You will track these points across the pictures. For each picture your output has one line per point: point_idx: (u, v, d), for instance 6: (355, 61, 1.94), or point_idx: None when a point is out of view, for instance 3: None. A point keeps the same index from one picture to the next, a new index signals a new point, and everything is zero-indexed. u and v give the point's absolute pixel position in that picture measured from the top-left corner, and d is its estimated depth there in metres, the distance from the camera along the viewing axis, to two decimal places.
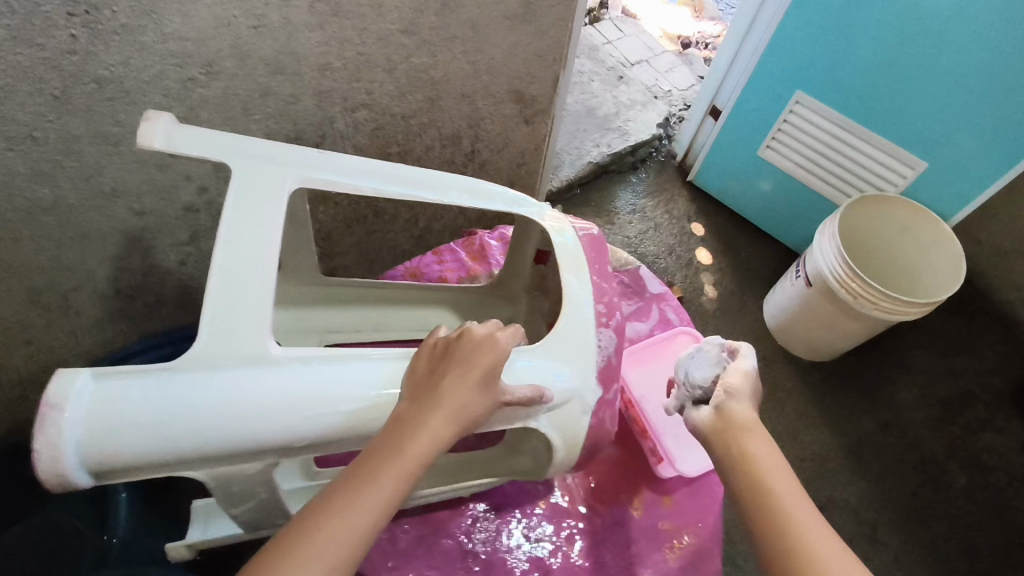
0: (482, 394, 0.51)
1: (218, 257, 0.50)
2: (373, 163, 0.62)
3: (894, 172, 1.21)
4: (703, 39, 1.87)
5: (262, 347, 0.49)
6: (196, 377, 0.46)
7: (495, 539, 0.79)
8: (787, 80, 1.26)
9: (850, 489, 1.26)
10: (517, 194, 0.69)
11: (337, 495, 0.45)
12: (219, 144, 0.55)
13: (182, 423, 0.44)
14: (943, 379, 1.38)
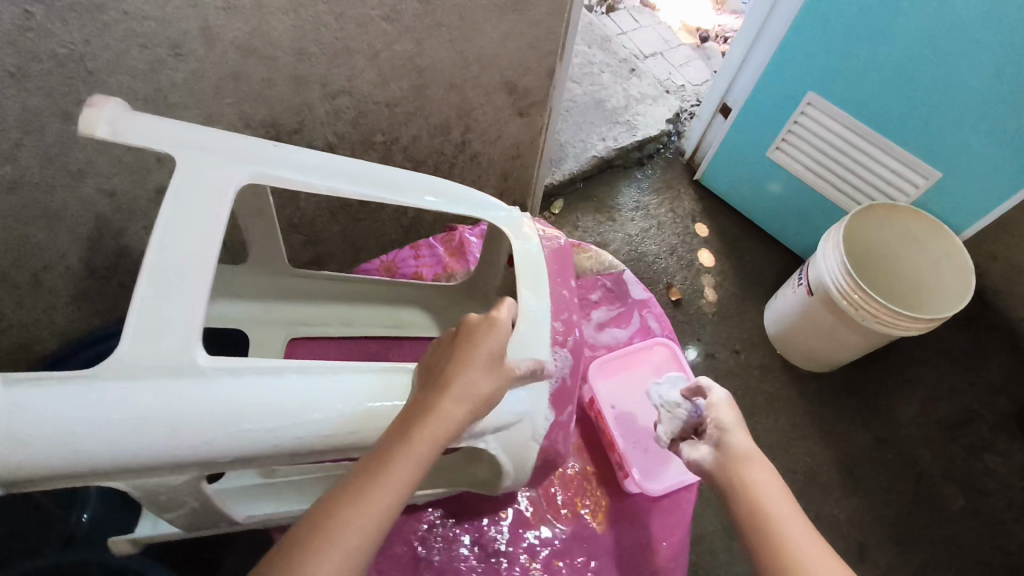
0: (485, 376, 0.55)
1: (149, 260, 0.49)
2: (333, 161, 0.61)
3: (906, 181, 1.17)
4: (723, 33, 1.81)
5: (189, 356, 0.47)
6: (115, 387, 0.45)
7: (450, 548, 0.77)
8: (799, 80, 1.22)
9: (840, 505, 1.23)
10: (482, 200, 0.70)
11: (363, 477, 0.48)
12: (167, 139, 0.53)
13: (97, 436, 0.44)
14: (946, 397, 1.33)
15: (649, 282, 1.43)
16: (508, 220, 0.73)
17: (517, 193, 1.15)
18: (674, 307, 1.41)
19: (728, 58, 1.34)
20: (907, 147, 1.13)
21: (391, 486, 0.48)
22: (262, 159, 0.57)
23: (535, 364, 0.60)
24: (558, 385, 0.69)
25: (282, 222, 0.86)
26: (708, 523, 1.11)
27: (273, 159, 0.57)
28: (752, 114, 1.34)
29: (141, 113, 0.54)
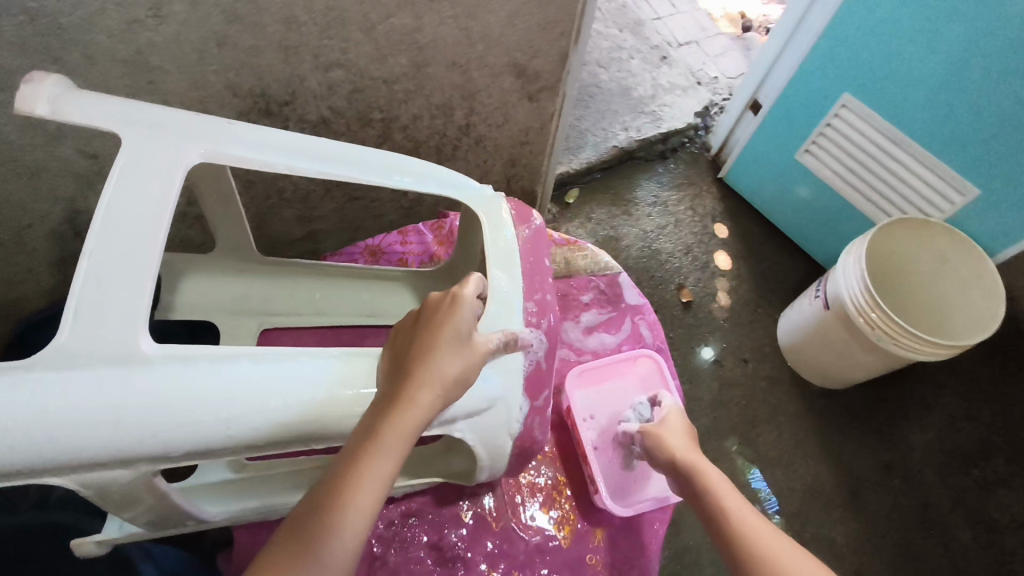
0: (454, 357, 0.50)
1: (91, 241, 0.47)
2: (298, 142, 0.59)
3: (941, 195, 1.10)
4: (766, 24, 1.72)
5: (131, 342, 0.46)
6: (54, 375, 0.44)
7: (406, 548, 0.71)
8: (836, 80, 1.14)
9: (838, 528, 1.18)
10: (452, 177, 0.67)
11: (336, 480, 0.45)
12: (112, 113, 0.52)
13: (35, 426, 0.42)
14: (964, 426, 1.27)
15: (661, 282, 1.39)
16: (487, 201, 0.69)
17: (527, 180, 1.11)
18: (684, 309, 1.36)
19: (763, 52, 1.27)
20: (947, 160, 1.06)
21: (367, 489, 0.45)
22: (218, 134, 0.55)
23: (506, 338, 0.56)
24: (534, 370, 0.65)
25: (275, 196, 0.83)
26: (696, 535, 1.08)
27: (226, 134, 0.56)
28: (784, 113, 1.27)
29: (85, 92, 0.53)
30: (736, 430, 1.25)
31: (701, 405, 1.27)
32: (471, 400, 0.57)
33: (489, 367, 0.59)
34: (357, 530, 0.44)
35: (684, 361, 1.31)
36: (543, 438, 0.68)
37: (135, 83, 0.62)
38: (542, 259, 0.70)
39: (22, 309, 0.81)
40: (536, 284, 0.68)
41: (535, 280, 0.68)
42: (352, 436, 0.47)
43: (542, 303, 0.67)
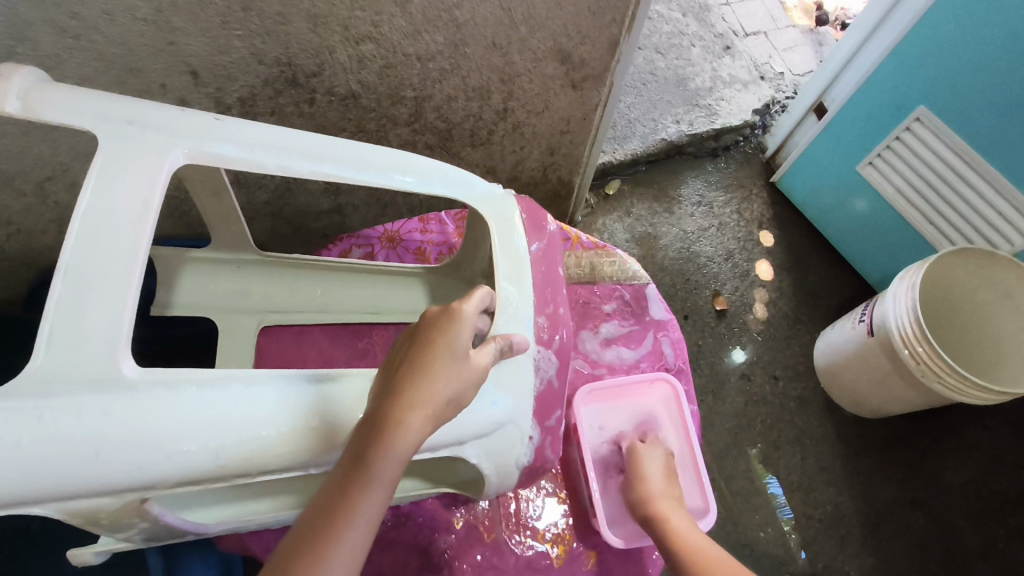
0: (449, 376, 0.46)
1: (65, 257, 0.43)
2: (302, 137, 0.55)
3: (1012, 226, 1.01)
4: (843, 18, 1.60)
5: (109, 365, 0.41)
6: (27, 407, 0.39)
7: (391, 549, 0.70)
8: (911, 91, 1.05)
9: (853, 562, 1.12)
10: (465, 177, 0.63)
11: (325, 507, 0.42)
12: (90, 108, 0.47)
13: (8, 462, 0.38)
14: (1004, 471, 1.19)
15: (696, 287, 1.32)
16: (498, 202, 0.65)
17: (565, 171, 1.06)
18: (717, 317, 1.30)
19: (835, 51, 1.17)
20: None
21: (359, 515, 0.42)
22: (204, 132, 0.50)
23: (505, 343, 0.52)
24: (545, 390, 0.62)
25: None
26: None
27: (216, 136, 0.51)
28: (850, 121, 1.18)
29: (52, 83, 0.48)
30: (757, 448, 1.19)
31: (723, 418, 1.22)
32: (478, 422, 0.53)
33: (498, 388, 0.55)
34: (349, 560, 0.41)
35: (712, 371, 1.26)
36: (554, 458, 0.65)
37: (156, 44, 0.59)
38: (555, 268, 0.67)
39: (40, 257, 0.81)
40: (546, 296, 0.64)
41: (549, 297, 0.64)
42: (341, 462, 0.44)
43: (552, 318, 0.64)
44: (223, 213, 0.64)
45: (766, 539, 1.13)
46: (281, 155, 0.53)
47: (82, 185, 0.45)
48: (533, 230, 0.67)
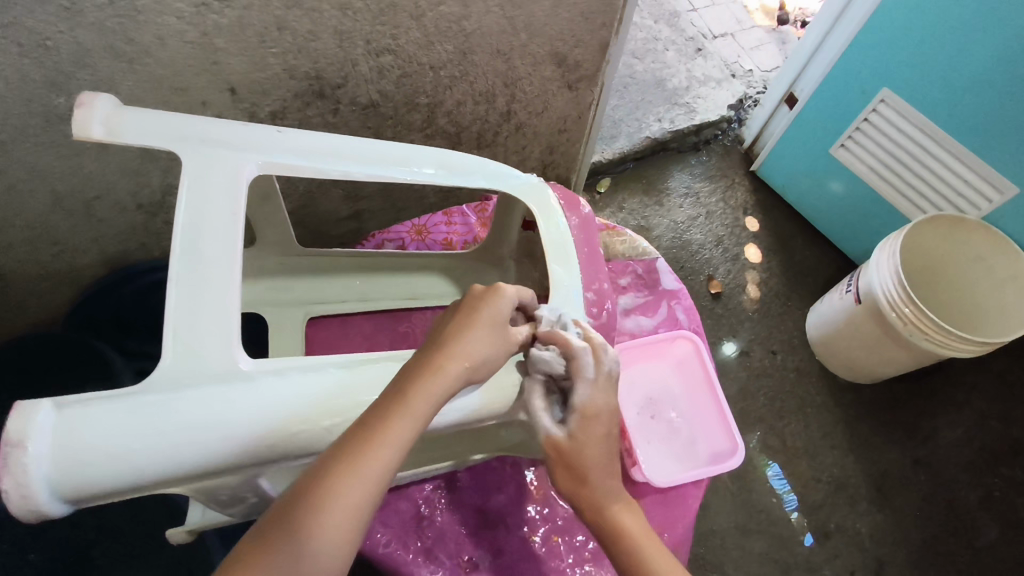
0: (487, 338, 0.51)
1: (175, 264, 0.45)
2: (356, 143, 0.58)
3: (978, 192, 1.10)
4: (803, 17, 1.71)
5: (227, 361, 0.44)
6: (167, 400, 0.41)
7: (452, 512, 0.72)
8: (874, 74, 1.14)
9: (863, 520, 1.18)
10: (501, 170, 0.66)
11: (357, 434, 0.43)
12: (176, 128, 0.50)
13: (162, 450, 0.39)
14: (993, 425, 1.26)
15: (692, 273, 1.39)
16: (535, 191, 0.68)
17: (563, 168, 1.13)
18: (713, 300, 1.37)
19: (801, 44, 1.26)
20: (984, 158, 1.06)
21: (387, 443, 0.43)
22: (270, 143, 0.53)
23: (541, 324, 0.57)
24: None
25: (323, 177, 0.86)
26: (722, 521, 1.17)
27: (281, 145, 0.54)
28: (821, 108, 1.27)
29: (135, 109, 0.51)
30: (762, 420, 1.26)
31: (728, 394, 1.28)
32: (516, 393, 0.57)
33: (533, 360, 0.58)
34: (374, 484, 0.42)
35: (712, 351, 1.32)
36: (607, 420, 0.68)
37: (201, 64, 0.64)
38: (593, 244, 0.72)
39: (80, 273, 0.87)
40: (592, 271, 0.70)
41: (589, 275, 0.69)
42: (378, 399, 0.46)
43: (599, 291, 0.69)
44: (269, 216, 0.69)
45: (779, 503, 1.19)
46: (343, 162, 0.56)
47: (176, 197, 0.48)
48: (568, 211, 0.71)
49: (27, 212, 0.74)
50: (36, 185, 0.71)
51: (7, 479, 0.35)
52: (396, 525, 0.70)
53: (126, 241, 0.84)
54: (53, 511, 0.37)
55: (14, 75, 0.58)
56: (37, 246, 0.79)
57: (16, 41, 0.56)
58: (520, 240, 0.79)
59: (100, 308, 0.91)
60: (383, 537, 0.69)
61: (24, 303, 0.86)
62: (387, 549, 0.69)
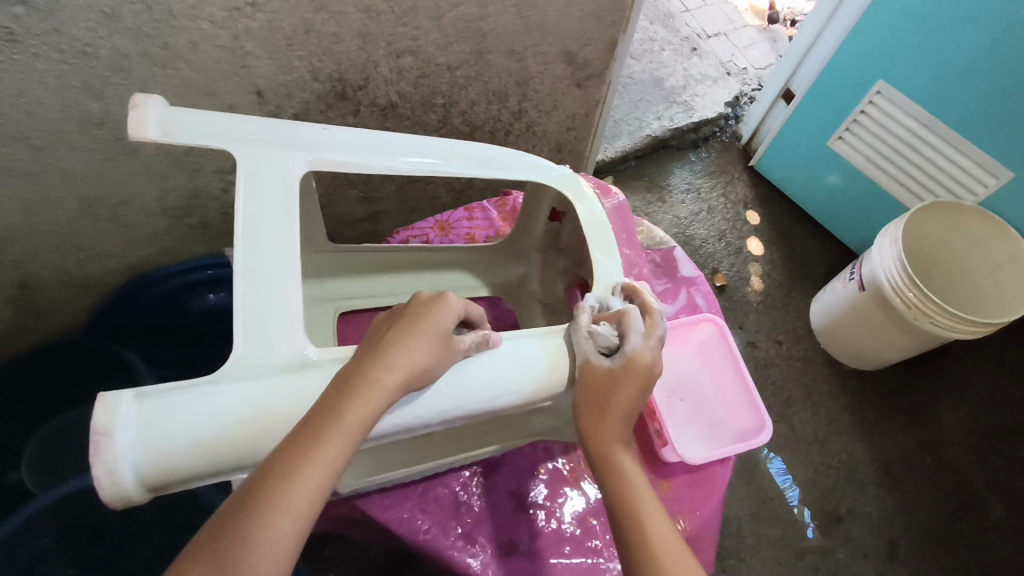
0: (427, 347, 0.48)
1: (239, 262, 0.46)
2: (400, 136, 0.57)
3: (974, 178, 1.13)
4: (793, 16, 1.75)
5: (292, 350, 0.45)
6: (238, 388, 0.43)
7: (490, 496, 0.71)
8: (870, 68, 1.17)
9: (873, 503, 1.20)
10: (538, 161, 0.65)
11: (285, 460, 0.40)
12: (227, 127, 0.50)
13: (239, 435, 0.42)
14: (995, 407, 1.29)
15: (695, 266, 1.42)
16: (573, 182, 0.67)
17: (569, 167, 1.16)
18: (718, 292, 1.39)
19: (797, 41, 1.29)
20: (979, 146, 1.09)
21: (318, 468, 0.40)
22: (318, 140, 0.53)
23: (484, 337, 0.53)
24: None
25: (342, 178, 0.88)
26: (737, 507, 1.19)
27: (327, 142, 0.53)
28: (818, 102, 1.30)
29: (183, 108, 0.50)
30: (771, 408, 1.28)
31: None
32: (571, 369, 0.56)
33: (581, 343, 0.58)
34: (307, 510, 0.39)
35: None
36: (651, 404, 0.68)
37: (230, 67, 0.66)
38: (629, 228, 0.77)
39: (102, 280, 0.88)
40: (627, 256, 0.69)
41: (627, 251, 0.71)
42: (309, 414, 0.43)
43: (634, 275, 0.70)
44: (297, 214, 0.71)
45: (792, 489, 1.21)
46: (388, 157, 0.56)
47: (233, 197, 0.47)
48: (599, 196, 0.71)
49: (55, 218, 0.75)
50: (65, 190, 0.72)
51: (99, 466, 0.38)
52: (434, 511, 0.69)
53: (149, 245, 0.85)
54: (139, 496, 0.39)
55: (52, 81, 0.60)
56: (62, 252, 0.80)
57: (57, 47, 0.57)
58: (546, 230, 0.79)
59: (117, 315, 0.92)
60: (422, 522, 0.68)
61: (46, 311, 0.87)
62: (427, 534, 0.68)
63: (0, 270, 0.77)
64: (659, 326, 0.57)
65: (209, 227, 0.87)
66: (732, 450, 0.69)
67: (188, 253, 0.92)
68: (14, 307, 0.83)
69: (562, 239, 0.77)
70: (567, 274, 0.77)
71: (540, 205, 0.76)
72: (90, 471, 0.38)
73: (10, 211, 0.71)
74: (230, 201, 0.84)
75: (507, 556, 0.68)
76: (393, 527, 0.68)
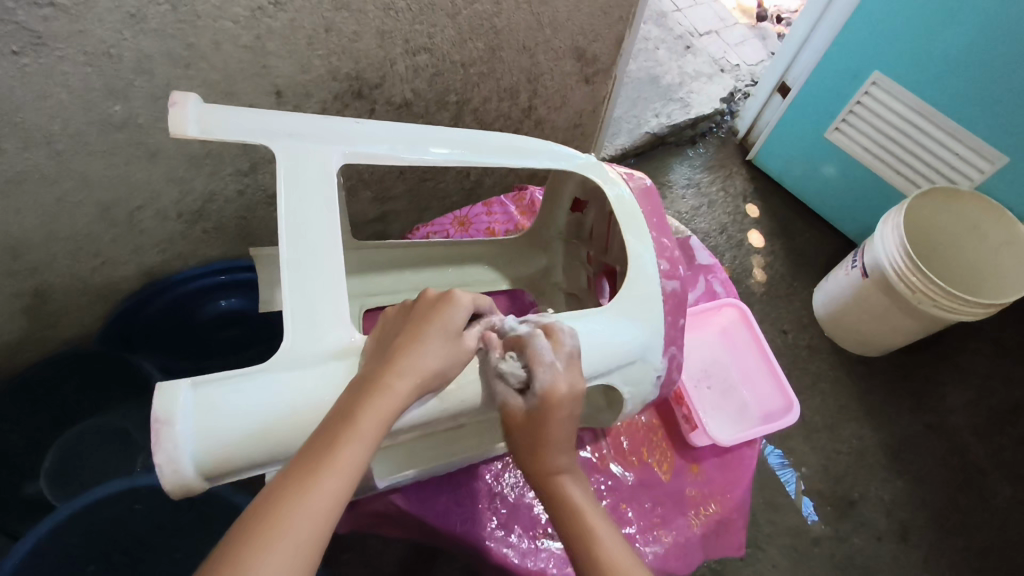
0: (440, 347, 0.45)
1: (284, 252, 0.47)
2: (430, 130, 0.59)
3: (969, 164, 1.15)
4: (781, 13, 1.78)
5: (339, 337, 0.46)
6: (289, 378, 0.43)
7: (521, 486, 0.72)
8: (864, 58, 1.20)
9: (884, 487, 1.22)
10: (566, 150, 0.66)
11: (296, 469, 0.37)
12: (261, 125, 0.51)
13: (293, 424, 0.42)
14: (996, 388, 1.32)
15: None
16: (597, 167, 0.68)
17: None
18: None
19: (791, 34, 1.31)
20: (973, 131, 1.11)
21: (333, 474, 0.37)
22: (353, 135, 0.55)
23: (488, 324, 0.51)
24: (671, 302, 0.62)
25: (357, 178, 0.88)
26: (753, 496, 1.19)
27: (360, 136, 0.55)
28: (814, 93, 1.33)
29: (214, 105, 0.50)
30: None
31: None
32: (609, 354, 0.55)
33: (617, 323, 0.57)
34: (323, 520, 0.36)
35: None
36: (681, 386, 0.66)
37: (252, 67, 0.66)
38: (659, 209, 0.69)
39: (116, 287, 0.87)
40: (662, 239, 0.65)
41: (659, 228, 0.66)
42: (316, 432, 0.40)
43: (672, 259, 0.64)
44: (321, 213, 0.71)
45: (804, 477, 1.22)
46: (417, 148, 0.57)
47: (275, 190, 0.49)
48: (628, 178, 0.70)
49: (73, 224, 0.74)
50: (85, 196, 0.72)
51: (160, 453, 0.38)
52: (469, 503, 0.69)
53: (164, 250, 0.85)
54: (197, 484, 0.40)
55: (77, 84, 0.60)
56: (79, 260, 0.79)
57: (83, 49, 0.57)
58: (568, 221, 0.81)
59: (130, 326, 0.90)
60: (461, 513, 0.68)
61: (58, 321, 0.86)
62: (466, 526, 0.68)
63: (17, 278, 0.76)
64: (569, 347, 0.50)
65: (225, 231, 0.87)
66: (765, 431, 0.71)
67: (202, 258, 0.91)
68: (28, 317, 0.82)
69: (586, 228, 0.79)
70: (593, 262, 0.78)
71: (563, 195, 0.79)
72: (152, 459, 0.38)
73: (29, 218, 0.70)
74: (246, 204, 0.84)
75: (544, 541, 0.69)
76: (430, 521, 0.67)
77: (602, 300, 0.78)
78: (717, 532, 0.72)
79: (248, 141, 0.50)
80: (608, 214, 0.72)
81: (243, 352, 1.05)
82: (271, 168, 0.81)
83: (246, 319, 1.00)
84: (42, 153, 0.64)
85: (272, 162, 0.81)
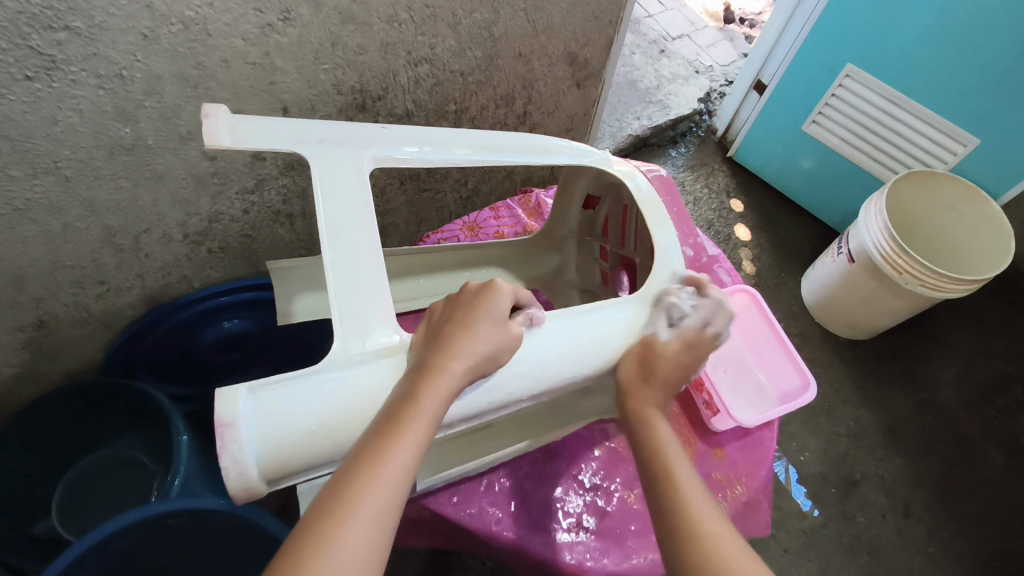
0: (490, 335, 0.47)
1: (327, 256, 0.48)
2: (453, 133, 0.63)
3: (944, 148, 1.20)
4: (747, 15, 1.84)
5: (386, 337, 0.47)
6: (341, 377, 0.44)
7: (552, 481, 0.73)
8: (837, 52, 1.24)
9: (885, 465, 1.25)
10: (580, 146, 0.69)
11: (364, 451, 0.39)
12: (291, 135, 0.55)
13: (347, 422, 0.43)
14: (980, 361, 1.37)
15: None
16: (608, 162, 0.71)
17: None
18: None
19: (765, 33, 1.36)
20: (945, 116, 1.16)
21: (400, 452, 0.40)
22: (380, 141, 0.58)
23: (528, 316, 0.53)
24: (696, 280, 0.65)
25: None
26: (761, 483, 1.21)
27: (388, 142, 0.58)
28: (791, 87, 1.37)
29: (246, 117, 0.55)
30: None
31: None
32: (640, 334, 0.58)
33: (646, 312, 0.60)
34: (394, 497, 0.38)
35: None
36: None
37: (260, 84, 0.67)
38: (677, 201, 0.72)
39: (119, 315, 0.86)
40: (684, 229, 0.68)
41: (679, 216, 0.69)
42: (381, 414, 0.42)
43: None
44: None
45: (807, 461, 1.25)
46: (443, 150, 0.61)
47: (313, 195, 0.51)
48: (643, 169, 0.73)
49: (78, 252, 0.73)
50: (91, 222, 0.71)
51: (225, 456, 0.39)
52: (503, 502, 0.70)
53: (168, 274, 0.84)
54: (259, 486, 0.41)
55: (87, 107, 0.59)
56: (84, 288, 0.78)
57: (95, 72, 0.57)
58: (580, 219, 0.85)
59: (134, 352, 0.89)
60: (495, 513, 0.69)
61: (59, 352, 0.84)
62: (502, 526, 0.68)
63: (20, 309, 0.75)
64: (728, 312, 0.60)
65: (228, 251, 0.87)
66: (787, 411, 0.75)
67: (205, 280, 0.90)
68: (30, 350, 0.81)
69: (599, 225, 0.84)
70: (613, 253, 0.80)
71: (574, 193, 0.82)
72: (218, 462, 0.39)
73: (35, 247, 0.69)
74: (250, 223, 0.84)
75: (579, 534, 0.69)
76: (466, 524, 0.68)
77: (620, 291, 0.79)
78: (745, 513, 0.74)
79: (281, 150, 0.54)
80: (624, 202, 0.76)
81: (249, 370, 1.05)
82: (277, 185, 0.81)
83: (250, 339, 1.00)
84: (52, 179, 0.64)
85: (277, 180, 0.81)
